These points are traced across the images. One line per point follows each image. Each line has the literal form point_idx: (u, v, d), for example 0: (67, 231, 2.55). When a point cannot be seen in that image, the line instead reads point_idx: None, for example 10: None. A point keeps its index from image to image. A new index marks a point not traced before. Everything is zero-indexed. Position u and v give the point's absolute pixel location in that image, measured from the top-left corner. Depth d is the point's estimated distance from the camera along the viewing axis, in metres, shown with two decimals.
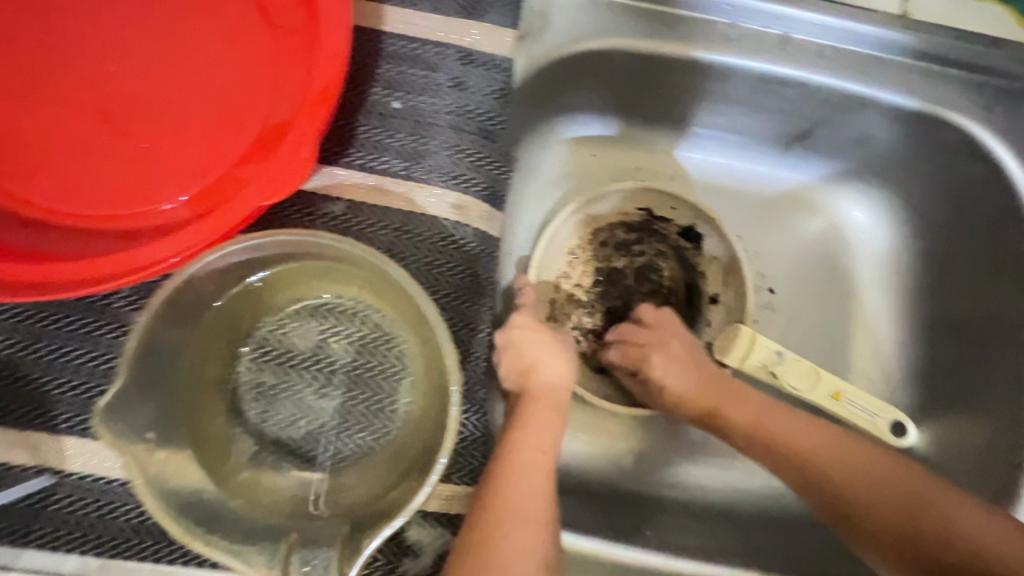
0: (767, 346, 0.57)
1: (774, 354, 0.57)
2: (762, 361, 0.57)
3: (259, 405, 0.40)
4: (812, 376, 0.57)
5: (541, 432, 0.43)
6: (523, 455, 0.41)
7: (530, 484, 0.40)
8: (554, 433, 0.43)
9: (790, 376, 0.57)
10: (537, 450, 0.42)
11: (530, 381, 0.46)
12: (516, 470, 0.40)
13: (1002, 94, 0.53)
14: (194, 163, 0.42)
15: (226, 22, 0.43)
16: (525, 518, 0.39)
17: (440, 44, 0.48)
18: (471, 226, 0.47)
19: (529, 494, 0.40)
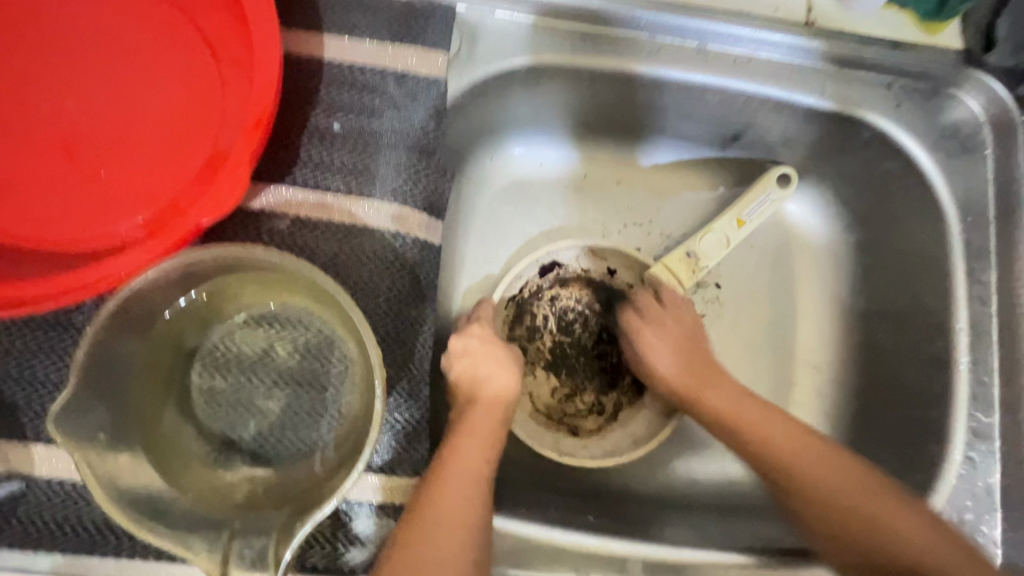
0: (678, 257, 0.63)
1: (693, 260, 0.64)
2: (695, 276, 0.64)
3: (211, 407, 0.44)
4: (720, 238, 0.64)
5: (486, 435, 0.48)
6: (466, 457, 0.46)
7: (469, 482, 0.44)
8: (495, 442, 0.48)
9: (714, 255, 0.64)
10: (480, 450, 0.47)
11: (481, 395, 0.51)
12: (457, 468, 0.45)
13: (909, 93, 0.57)
14: (146, 187, 0.45)
15: (174, 56, 0.47)
16: (457, 518, 0.42)
17: (378, 67, 0.52)
18: (410, 235, 0.50)
19: (467, 489, 0.44)
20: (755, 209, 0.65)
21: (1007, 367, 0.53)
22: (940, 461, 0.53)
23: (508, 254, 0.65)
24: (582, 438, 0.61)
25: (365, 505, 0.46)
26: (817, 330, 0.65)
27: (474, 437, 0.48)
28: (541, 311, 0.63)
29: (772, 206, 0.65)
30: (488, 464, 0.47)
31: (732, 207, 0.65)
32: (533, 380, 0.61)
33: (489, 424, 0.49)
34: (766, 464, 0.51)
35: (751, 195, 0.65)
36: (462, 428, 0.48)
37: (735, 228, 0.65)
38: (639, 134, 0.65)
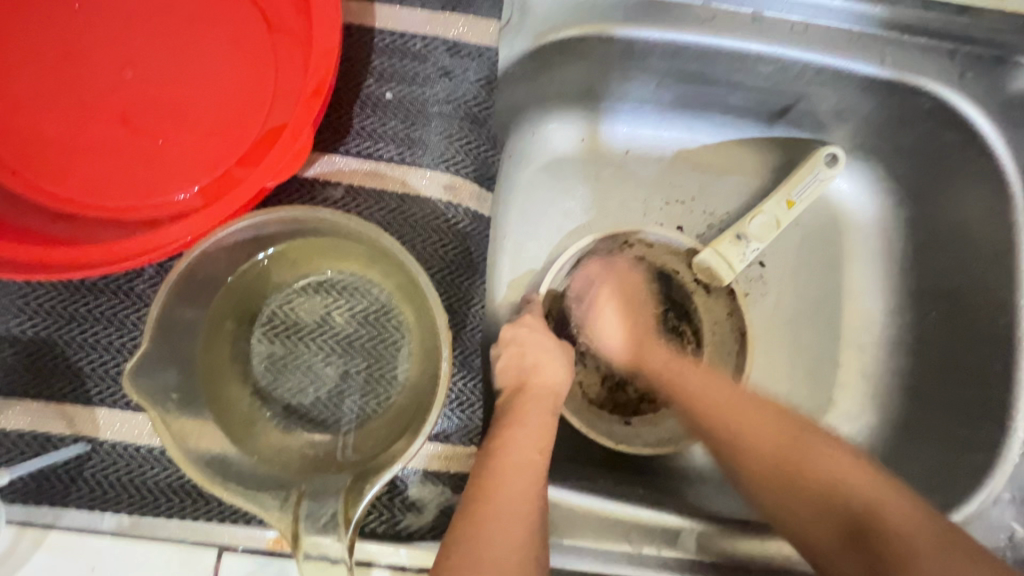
0: (727, 242, 0.63)
1: (742, 243, 0.63)
2: (744, 258, 0.63)
3: (271, 374, 0.44)
4: (769, 219, 0.63)
5: (536, 428, 0.47)
6: (522, 452, 0.44)
7: (523, 474, 0.43)
8: (549, 436, 0.47)
9: (763, 237, 0.63)
10: (533, 444, 0.46)
11: (531, 378, 0.50)
12: (511, 460, 0.44)
13: (973, 61, 0.55)
14: (203, 156, 0.45)
15: (230, 25, 0.46)
16: (520, 505, 0.42)
17: (428, 36, 0.51)
18: (461, 206, 0.50)
19: (522, 482, 0.43)
20: (805, 188, 0.63)
21: None
22: (1001, 440, 0.52)
23: (548, 231, 0.65)
24: (636, 426, 0.60)
25: (419, 472, 0.46)
26: (865, 310, 0.64)
27: (526, 429, 0.46)
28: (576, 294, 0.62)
29: (821, 186, 0.63)
30: (545, 447, 0.46)
31: (780, 188, 0.64)
32: (584, 369, 0.61)
33: (541, 413, 0.48)
34: (726, 443, 0.50)
35: (798, 175, 0.63)
36: (516, 414, 0.47)
37: (785, 209, 0.63)
38: (684, 108, 0.64)
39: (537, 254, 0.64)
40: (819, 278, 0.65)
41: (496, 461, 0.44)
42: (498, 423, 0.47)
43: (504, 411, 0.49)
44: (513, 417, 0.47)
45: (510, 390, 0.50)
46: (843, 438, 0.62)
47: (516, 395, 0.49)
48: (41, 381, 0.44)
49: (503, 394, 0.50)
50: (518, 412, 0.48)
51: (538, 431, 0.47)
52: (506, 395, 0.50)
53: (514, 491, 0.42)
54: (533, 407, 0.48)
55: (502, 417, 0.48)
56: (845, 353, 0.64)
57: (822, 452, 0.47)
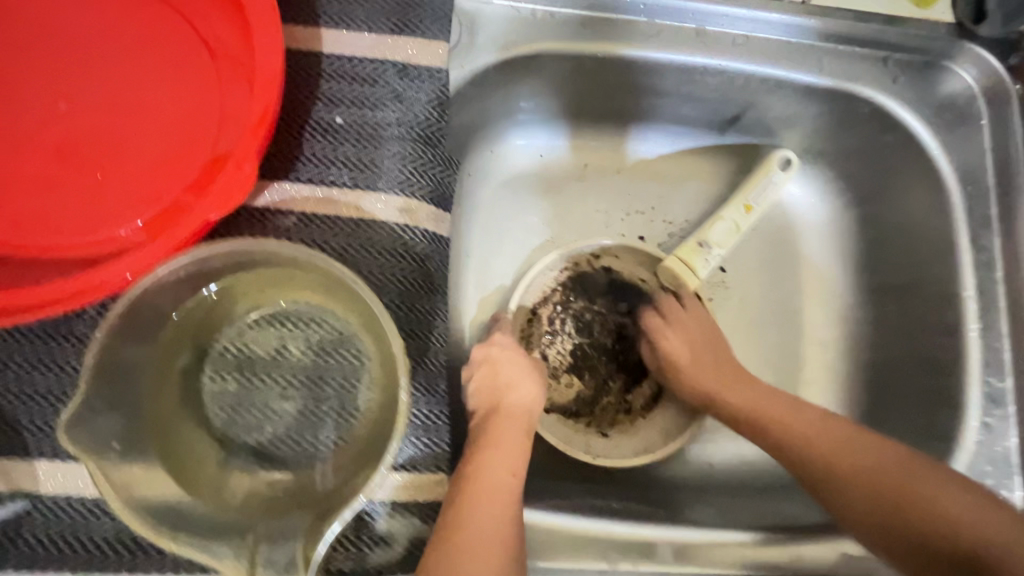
0: (690, 249, 0.62)
1: (705, 250, 0.63)
2: (708, 265, 0.63)
3: (225, 413, 0.43)
4: (729, 225, 0.63)
5: (510, 449, 0.45)
6: (496, 476, 0.43)
7: (499, 500, 0.42)
8: (524, 456, 0.46)
9: (726, 243, 0.63)
10: (509, 467, 0.44)
11: (502, 400, 0.49)
12: (485, 486, 0.43)
13: (903, 67, 0.58)
14: (145, 189, 0.44)
15: (170, 55, 0.45)
16: (495, 533, 0.41)
17: (377, 60, 0.51)
18: (419, 227, 0.49)
19: (496, 508, 0.42)
20: (760, 194, 0.64)
21: (1015, 332, 0.53)
22: (955, 428, 0.53)
23: (513, 248, 0.65)
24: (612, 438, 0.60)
25: (387, 504, 0.44)
26: (824, 309, 0.66)
27: (502, 451, 0.45)
28: (545, 312, 0.63)
29: (775, 190, 0.65)
30: (520, 467, 0.45)
31: (737, 195, 0.65)
32: (557, 385, 0.61)
33: (514, 434, 0.47)
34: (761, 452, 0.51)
35: (754, 182, 0.65)
36: (489, 436, 0.46)
37: (744, 214, 0.64)
38: (639, 121, 0.65)
39: (503, 271, 0.65)
40: (778, 281, 0.66)
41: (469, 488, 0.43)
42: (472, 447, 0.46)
43: (477, 433, 0.48)
44: (486, 440, 0.46)
45: (483, 413, 0.49)
46: None
47: (489, 416, 0.48)
48: None
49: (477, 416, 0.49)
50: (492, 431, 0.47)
51: (513, 452, 0.45)
52: (479, 417, 0.49)
53: (487, 518, 0.41)
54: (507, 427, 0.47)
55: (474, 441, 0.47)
56: (809, 352, 0.65)
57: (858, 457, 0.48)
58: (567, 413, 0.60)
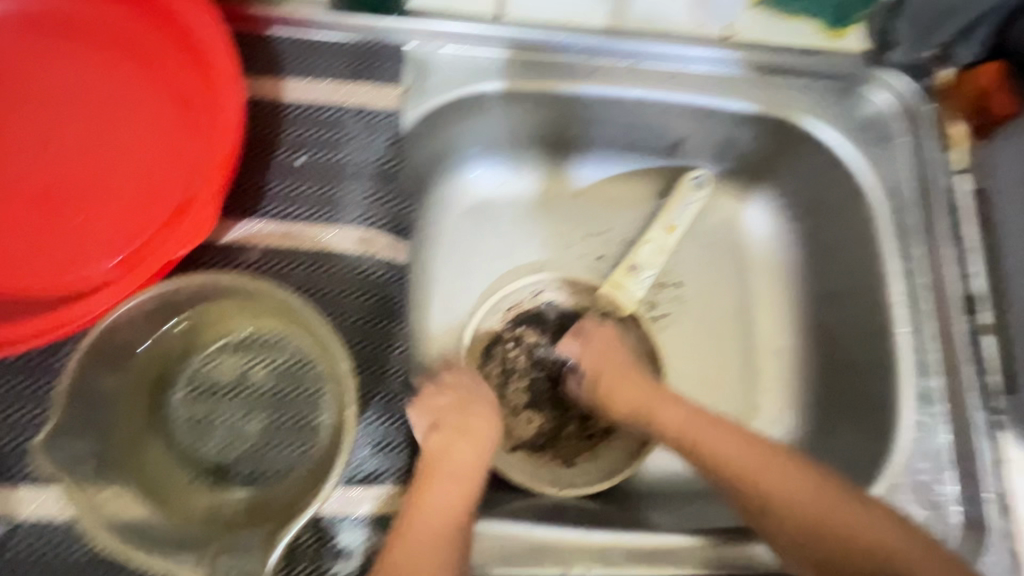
0: (623, 274, 0.68)
1: (637, 273, 0.68)
2: (642, 286, 0.68)
3: (193, 435, 0.45)
4: (656, 246, 0.69)
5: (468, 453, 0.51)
6: (446, 496, 0.47)
7: (444, 519, 0.46)
8: (474, 476, 0.50)
9: (655, 263, 0.69)
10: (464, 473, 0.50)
11: (463, 415, 0.52)
12: (434, 504, 0.46)
13: (825, 93, 0.62)
14: (116, 229, 0.47)
15: (141, 107, 0.50)
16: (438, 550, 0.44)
17: (336, 105, 0.55)
18: (376, 256, 0.53)
19: (440, 527, 0.45)
20: (681, 212, 0.70)
21: (941, 334, 0.56)
22: (891, 428, 0.56)
23: (476, 273, 0.69)
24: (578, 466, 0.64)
25: (348, 518, 0.47)
26: (773, 319, 0.69)
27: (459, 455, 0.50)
28: (500, 353, 0.66)
29: (695, 208, 0.70)
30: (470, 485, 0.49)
31: (660, 216, 0.70)
32: (518, 423, 0.65)
33: (468, 450, 0.51)
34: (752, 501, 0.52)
35: (673, 202, 0.70)
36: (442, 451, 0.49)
37: (667, 234, 0.69)
38: (587, 149, 0.69)
39: (467, 295, 0.68)
40: (729, 294, 0.70)
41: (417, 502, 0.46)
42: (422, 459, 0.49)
43: (430, 443, 0.50)
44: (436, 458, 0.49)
45: (438, 424, 0.51)
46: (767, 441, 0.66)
47: (445, 429, 0.51)
48: None
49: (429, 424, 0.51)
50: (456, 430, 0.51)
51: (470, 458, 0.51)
52: (431, 426, 0.51)
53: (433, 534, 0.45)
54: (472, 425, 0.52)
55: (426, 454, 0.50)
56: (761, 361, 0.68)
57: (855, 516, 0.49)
58: (533, 448, 0.64)
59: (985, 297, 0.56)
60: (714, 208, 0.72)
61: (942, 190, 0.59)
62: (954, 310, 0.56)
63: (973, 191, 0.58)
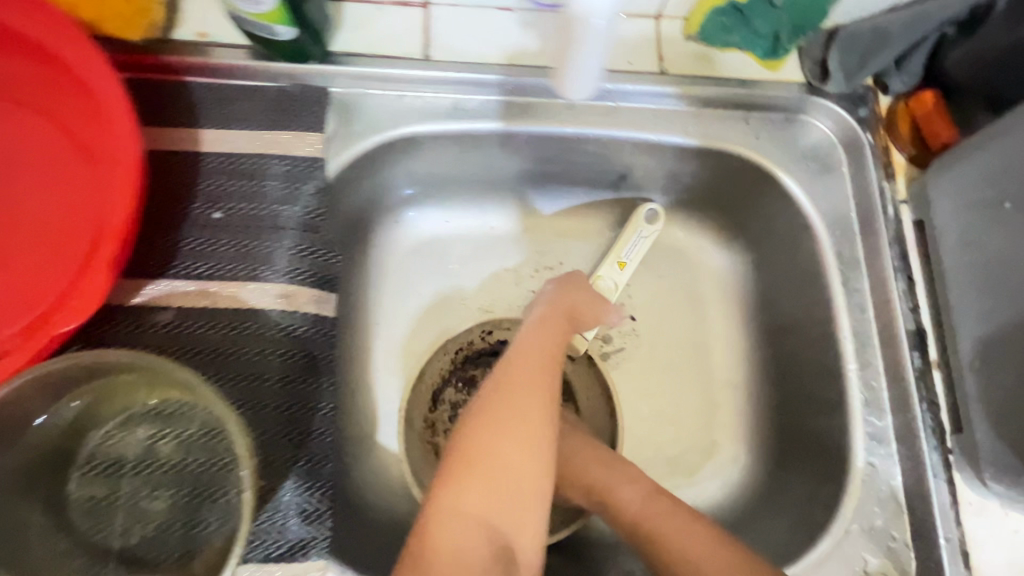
0: None
1: None
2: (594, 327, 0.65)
3: (91, 519, 0.42)
4: (608, 284, 0.66)
5: (524, 435, 0.43)
6: (502, 459, 0.42)
7: (501, 484, 0.41)
8: (537, 433, 0.44)
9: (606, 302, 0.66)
10: (522, 457, 0.43)
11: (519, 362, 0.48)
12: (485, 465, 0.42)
13: (764, 124, 0.61)
14: (12, 297, 0.45)
15: (43, 166, 0.47)
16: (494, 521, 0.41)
17: (256, 154, 0.53)
18: (300, 311, 0.51)
19: (495, 492, 0.41)
20: (632, 248, 0.67)
21: (889, 370, 0.55)
22: (844, 469, 0.54)
23: (420, 316, 0.66)
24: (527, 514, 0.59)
25: None
26: (729, 353, 0.67)
27: (513, 439, 0.43)
28: (448, 398, 0.64)
29: (647, 242, 0.67)
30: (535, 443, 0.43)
31: (610, 251, 0.67)
32: None
33: (531, 405, 0.45)
34: None
35: (624, 238, 0.67)
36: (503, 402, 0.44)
37: (619, 270, 0.67)
38: (531, 185, 0.67)
39: (411, 340, 0.66)
40: (683, 328, 0.68)
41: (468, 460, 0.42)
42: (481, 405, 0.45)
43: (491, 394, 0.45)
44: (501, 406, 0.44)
45: (505, 372, 0.47)
46: (726, 482, 0.63)
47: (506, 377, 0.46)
48: None
49: (505, 370, 0.47)
50: (508, 408, 0.44)
51: (528, 440, 0.43)
52: (503, 371, 0.47)
53: (486, 501, 0.41)
54: (527, 401, 0.45)
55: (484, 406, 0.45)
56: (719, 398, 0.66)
57: None
58: None
59: (935, 332, 0.54)
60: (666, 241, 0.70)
61: (887, 220, 0.57)
62: (904, 345, 0.54)
63: (917, 221, 0.57)
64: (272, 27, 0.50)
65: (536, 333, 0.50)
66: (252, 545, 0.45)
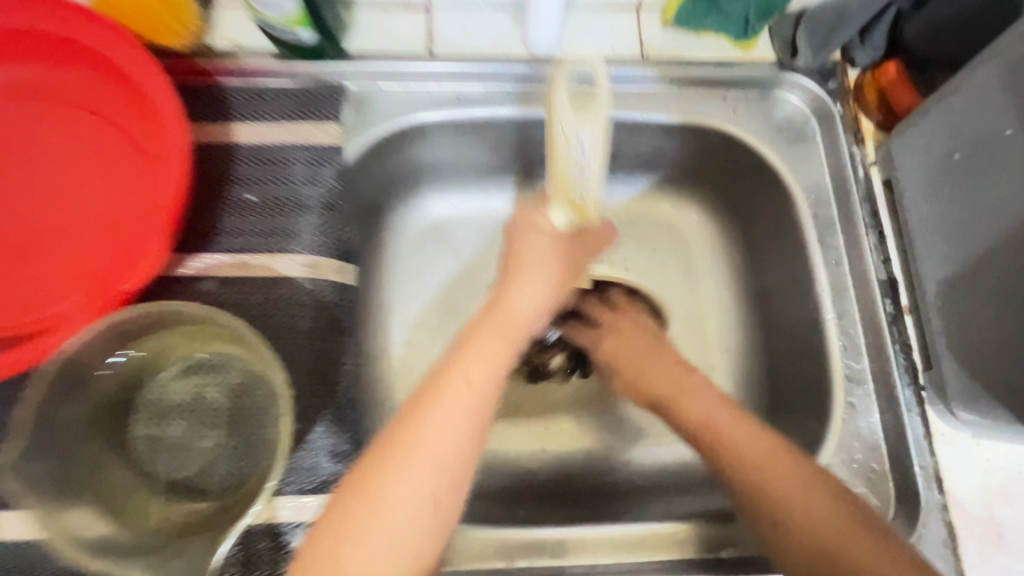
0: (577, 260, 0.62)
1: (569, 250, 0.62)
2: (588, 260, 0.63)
3: (151, 455, 0.49)
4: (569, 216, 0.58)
5: (408, 507, 0.41)
6: (378, 517, 0.40)
7: (371, 541, 0.39)
8: (426, 483, 0.41)
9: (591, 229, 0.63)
10: (407, 521, 0.40)
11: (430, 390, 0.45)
12: (359, 517, 0.40)
13: (741, 100, 0.66)
14: (81, 269, 0.52)
15: (103, 159, 0.55)
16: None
17: (283, 144, 0.61)
18: (325, 279, 0.57)
19: (364, 548, 0.39)
20: (579, 167, 0.53)
21: (865, 318, 0.59)
22: (827, 411, 0.58)
23: (433, 291, 0.72)
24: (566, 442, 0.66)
25: (302, 526, 0.50)
26: (721, 315, 0.71)
27: (396, 509, 0.40)
28: None
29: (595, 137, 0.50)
30: (417, 493, 0.41)
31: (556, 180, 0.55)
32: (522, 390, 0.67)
33: (423, 449, 0.42)
34: (770, 521, 0.46)
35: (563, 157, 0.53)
36: (392, 448, 0.42)
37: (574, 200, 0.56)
38: (530, 167, 0.73)
39: (425, 314, 0.72)
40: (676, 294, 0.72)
41: (343, 514, 0.40)
42: (373, 453, 0.43)
43: (382, 442, 0.43)
44: (390, 451, 0.42)
45: (404, 413, 0.44)
46: None
47: (404, 420, 0.44)
48: None
49: (404, 412, 0.44)
50: (389, 476, 0.41)
51: (413, 512, 0.41)
52: (401, 416, 0.44)
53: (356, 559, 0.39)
54: (423, 463, 0.42)
55: (375, 454, 0.42)
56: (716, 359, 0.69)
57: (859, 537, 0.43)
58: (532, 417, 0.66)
59: (905, 281, 0.58)
60: (658, 215, 0.75)
61: (858, 182, 0.62)
62: (878, 294, 0.58)
63: (885, 181, 0.61)
64: (295, 31, 0.57)
65: (452, 373, 0.45)
66: (287, 480, 0.51)
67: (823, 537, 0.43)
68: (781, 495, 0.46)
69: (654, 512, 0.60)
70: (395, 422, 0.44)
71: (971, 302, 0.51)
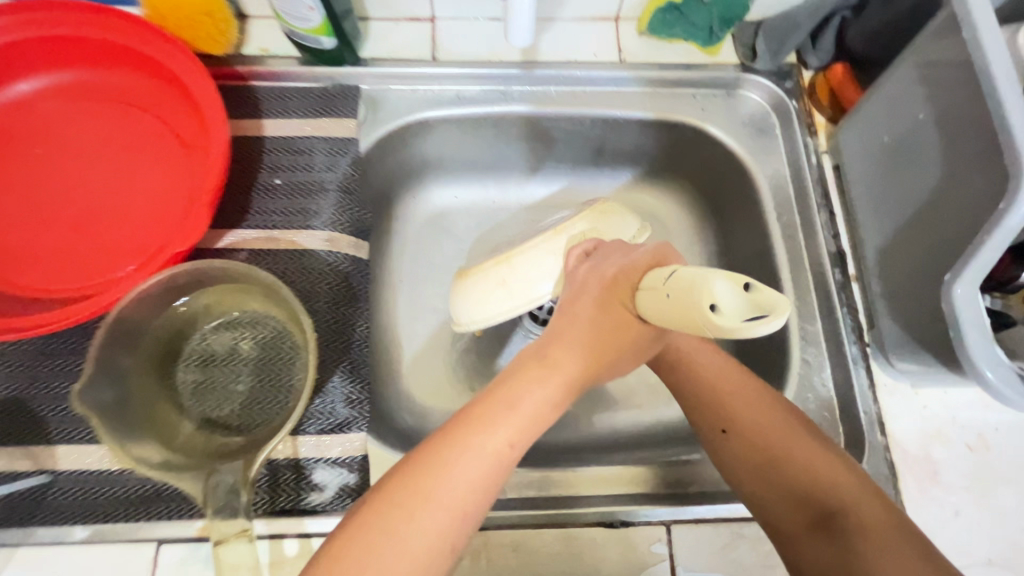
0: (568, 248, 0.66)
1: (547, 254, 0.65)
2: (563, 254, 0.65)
3: (193, 396, 0.57)
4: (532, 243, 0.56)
5: (422, 550, 0.40)
6: (422, 526, 0.40)
7: (407, 550, 0.39)
8: (470, 496, 0.42)
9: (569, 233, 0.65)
10: (445, 533, 0.41)
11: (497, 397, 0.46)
12: (403, 527, 0.40)
13: (709, 99, 0.75)
14: (137, 242, 0.61)
15: (155, 149, 0.64)
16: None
17: (305, 136, 0.69)
18: (341, 252, 0.66)
19: (400, 555, 0.39)
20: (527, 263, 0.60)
21: (818, 286, 0.66)
22: (786, 368, 0.65)
23: (435, 270, 0.80)
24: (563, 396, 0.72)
25: (321, 460, 0.57)
26: None
27: (409, 560, 0.39)
28: None
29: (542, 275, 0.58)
30: (462, 508, 0.42)
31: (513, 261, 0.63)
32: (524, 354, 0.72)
33: (478, 462, 0.43)
34: (718, 431, 0.53)
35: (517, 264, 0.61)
36: (452, 458, 0.42)
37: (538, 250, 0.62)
38: (523, 160, 0.81)
39: (428, 290, 0.79)
40: None
41: (390, 517, 0.40)
42: (438, 456, 0.43)
43: (447, 447, 0.43)
44: (450, 458, 0.42)
45: (476, 417, 0.44)
46: None
47: (474, 427, 0.44)
48: (11, 431, 0.55)
49: (474, 417, 0.45)
50: (411, 517, 0.40)
51: (427, 563, 0.40)
52: (469, 421, 0.44)
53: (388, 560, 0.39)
54: (473, 474, 0.42)
55: (438, 458, 0.43)
56: None
57: (801, 444, 0.50)
58: None
59: (852, 252, 0.66)
60: (638, 203, 0.83)
61: (811, 168, 0.70)
62: (828, 265, 0.66)
63: (835, 167, 0.69)
64: (318, 38, 0.66)
65: (493, 417, 0.44)
66: (308, 422, 0.59)
67: (770, 442, 0.50)
68: (738, 411, 0.53)
69: (633, 460, 0.67)
70: (463, 426, 0.44)
71: (901, 265, 0.58)
